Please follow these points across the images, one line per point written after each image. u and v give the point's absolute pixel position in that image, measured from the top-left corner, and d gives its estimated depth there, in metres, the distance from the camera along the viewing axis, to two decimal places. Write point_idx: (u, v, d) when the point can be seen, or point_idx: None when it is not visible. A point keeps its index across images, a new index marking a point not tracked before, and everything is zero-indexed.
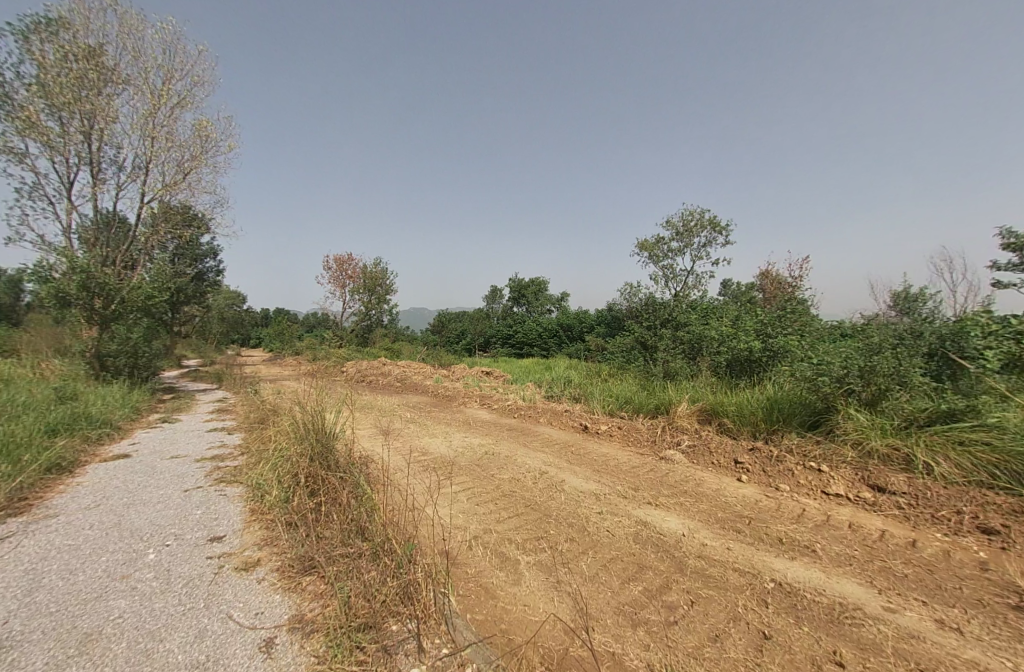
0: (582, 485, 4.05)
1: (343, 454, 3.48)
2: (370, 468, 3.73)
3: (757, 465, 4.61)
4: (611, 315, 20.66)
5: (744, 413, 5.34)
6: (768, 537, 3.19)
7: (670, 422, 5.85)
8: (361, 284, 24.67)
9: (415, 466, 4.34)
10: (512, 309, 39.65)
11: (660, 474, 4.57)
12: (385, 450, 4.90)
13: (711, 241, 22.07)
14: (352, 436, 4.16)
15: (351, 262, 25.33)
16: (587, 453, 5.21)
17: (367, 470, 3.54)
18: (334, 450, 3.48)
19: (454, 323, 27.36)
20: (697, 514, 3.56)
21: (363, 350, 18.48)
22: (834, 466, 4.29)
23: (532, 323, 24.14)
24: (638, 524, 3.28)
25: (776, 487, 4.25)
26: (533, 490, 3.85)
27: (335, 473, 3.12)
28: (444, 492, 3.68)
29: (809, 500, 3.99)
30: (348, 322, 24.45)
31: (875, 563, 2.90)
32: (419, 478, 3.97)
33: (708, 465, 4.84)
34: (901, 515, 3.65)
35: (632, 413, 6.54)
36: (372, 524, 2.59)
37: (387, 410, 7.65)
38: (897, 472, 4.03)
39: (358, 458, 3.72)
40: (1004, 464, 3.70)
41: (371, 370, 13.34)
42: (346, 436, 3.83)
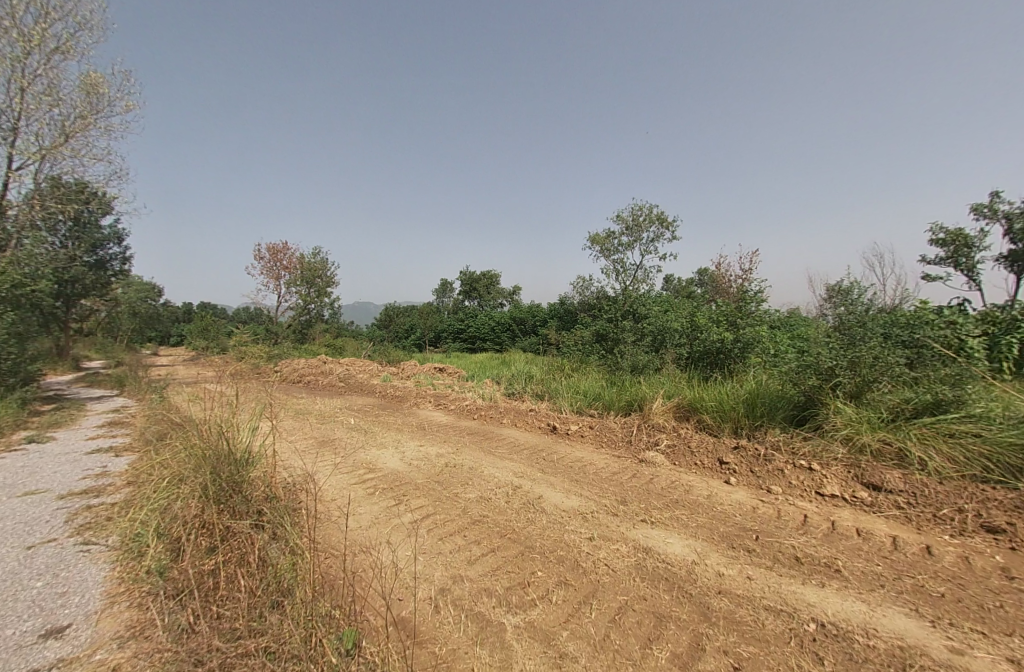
0: (564, 502, 3.43)
1: (260, 488, 2.63)
2: (298, 500, 2.89)
3: (743, 465, 4.26)
4: (565, 309, 20.43)
5: (724, 409, 4.98)
6: (784, 557, 2.76)
7: (645, 420, 5.40)
8: (298, 276, 22.71)
9: (359, 489, 3.53)
10: (463, 303, 38.57)
11: (645, 479, 4.08)
12: (321, 469, 4.01)
13: (659, 237, 22.47)
14: (276, 457, 3.27)
15: (286, 252, 23.28)
16: (561, 459, 4.61)
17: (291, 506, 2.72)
18: (243, 483, 2.61)
19: (402, 317, 26.01)
20: (700, 532, 3.07)
21: (301, 348, 16.86)
22: (825, 464, 4.01)
23: (484, 317, 23.42)
24: (639, 552, 2.73)
25: (768, 489, 3.89)
26: (507, 513, 3.19)
27: (246, 521, 2.27)
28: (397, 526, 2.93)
29: (806, 503, 3.66)
30: (284, 317, 22.44)
31: (906, 584, 2.55)
32: (364, 508, 3.17)
33: (691, 467, 4.41)
34: (903, 516, 3.40)
35: (602, 411, 6.05)
36: (296, 606, 1.82)
37: (325, 417, 6.64)
38: (890, 469, 3.80)
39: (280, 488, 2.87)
40: (996, 457, 3.57)
41: (309, 370, 12.02)
42: (265, 459, 2.96)
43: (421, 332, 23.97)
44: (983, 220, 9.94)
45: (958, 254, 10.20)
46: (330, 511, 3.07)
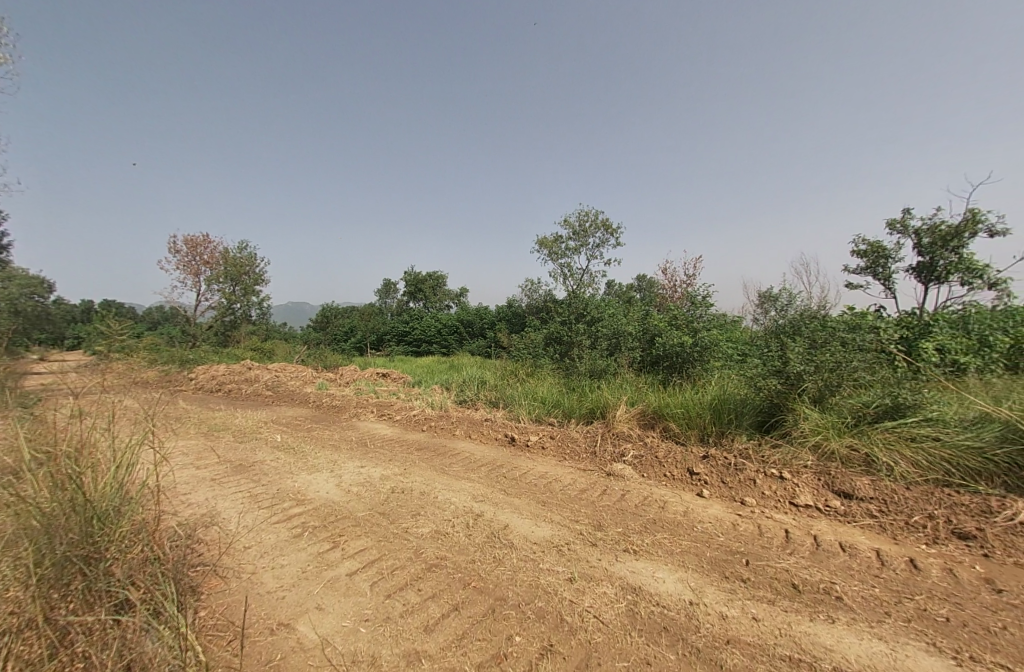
0: (533, 532, 2.96)
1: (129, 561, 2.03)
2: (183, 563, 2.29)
3: (713, 475, 4.02)
4: (514, 312, 20.16)
5: (691, 416, 4.77)
6: (781, 586, 2.50)
7: (609, 429, 5.08)
8: (221, 272, 20.66)
9: (281, 533, 2.84)
10: (407, 304, 37.16)
11: (616, 496, 3.72)
12: (233, 508, 3.24)
13: (605, 242, 22.85)
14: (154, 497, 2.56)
15: (206, 246, 21.00)
16: (523, 476, 4.14)
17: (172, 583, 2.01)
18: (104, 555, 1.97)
19: (341, 318, 24.40)
20: (688, 560, 2.73)
21: (222, 352, 15.09)
22: (796, 472, 3.87)
23: (430, 319, 22.52)
24: (629, 593, 2.34)
25: (742, 502, 3.67)
26: (470, 553, 2.66)
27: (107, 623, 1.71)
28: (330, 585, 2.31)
29: (783, 516, 3.47)
30: (205, 318, 20.19)
31: (908, 610, 2.37)
32: (288, 560, 2.51)
33: (661, 478, 4.11)
34: (878, 525, 3.30)
35: (562, 419, 5.67)
36: None
37: (245, 434, 5.68)
38: (859, 475, 3.73)
39: (157, 554, 2.14)
40: (956, 461, 3.61)
41: (230, 377, 10.64)
42: (138, 508, 2.29)
43: (362, 334, 22.57)
44: (896, 235, 10.89)
45: (876, 265, 11.09)
46: (238, 573, 2.37)
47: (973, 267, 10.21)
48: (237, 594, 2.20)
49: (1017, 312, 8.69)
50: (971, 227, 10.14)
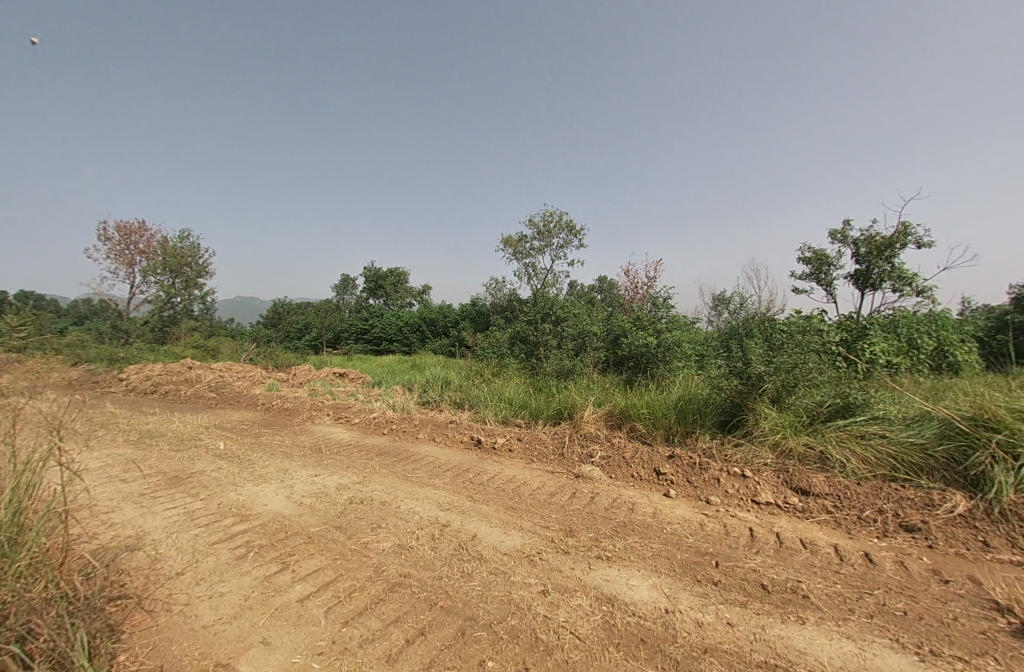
0: (503, 542, 2.83)
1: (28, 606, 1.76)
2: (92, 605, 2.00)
3: (679, 475, 4.04)
4: (477, 310, 19.93)
5: (656, 417, 4.80)
6: (752, 587, 2.51)
7: (577, 430, 5.02)
8: (159, 262, 19.07)
9: (221, 560, 2.55)
10: (366, 301, 35.95)
11: (585, 500, 3.65)
12: (166, 530, 2.90)
13: (568, 243, 23.07)
14: (57, 524, 2.22)
15: (141, 234, 19.33)
16: (490, 481, 3.99)
17: (82, 635, 1.76)
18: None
19: (294, 315, 23.22)
20: (661, 564, 2.69)
21: (159, 350, 13.90)
22: (757, 470, 3.96)
23: (391, 316, 21.87)
24: (604, 604, 2.25)
25: (708, 501, 3.70)
26: (436, 570, 2.50)
27: None
28: (279, 617, 2.08)
29: (747, 514, 3.52)
30: (140, 313, 18.58)
31: (869, 605, 2.43)
32: (230, 591, 2.26)
33: (628, 479, 4.09)
34: (833, 521, 3.42)
35: (529, 420, 5.57)
36: None
37: (184, 441, 5.18)
38: (814, 472, 3.85)
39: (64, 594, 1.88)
40: (900, 456, 3.82)
41: (168, 377, 9.79)
42: (39, 539, 1.99)
43: (318, 332, 21.57)
44: (837, 244, 11.63)
45: (819, 271, 11.80)
46: (171, 608, 2.13)
47: (903, 276, 11.07)
48: (170, 635, 1.96)
49: (940, 317, 9.50)
50: (902, 238, 10.98)
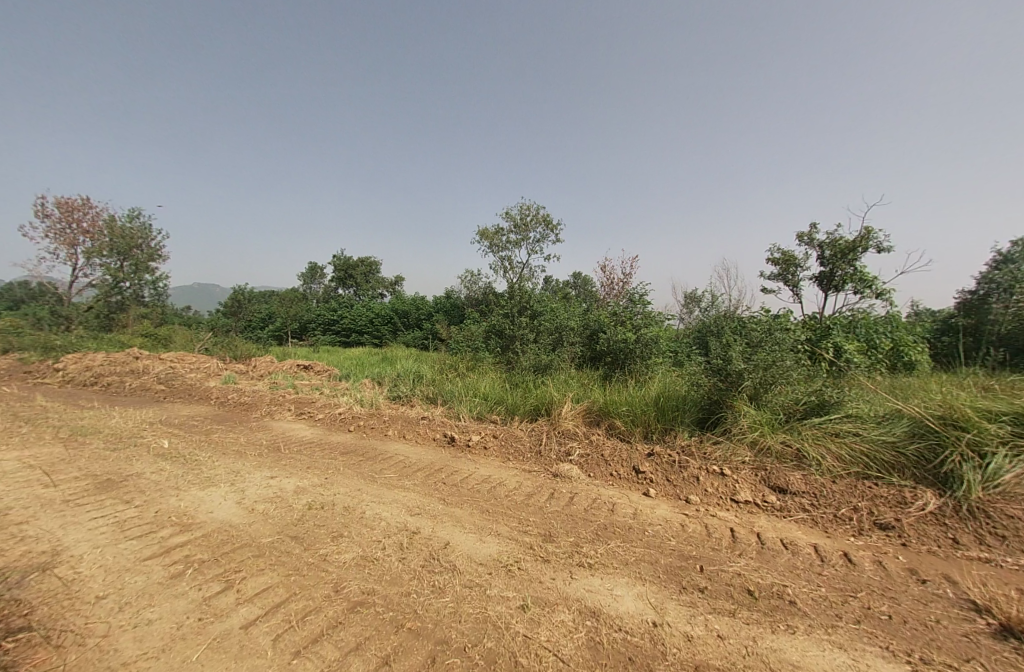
0: (478, 550, 2.62)
1: None
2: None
3: (659, 473, 3.94)
4: (452, 303, 19.55)
5: (636, 414, 4.69)
6: (739, 594, 2.40)
7: (553, 427, 4.86)
8: (106, 243, 17.66)
9: (152, 582, 2.25)
10: (335, 291, 34.75)
11: (564, 501, 3.49)
12: (88, 547, 2.55)
13: (544, 238, 22.95)
14: None
15: (85, 211, 17.81)
16: (463, 481, 3.76)
17: None
18: None
19: (257, 304, 22.09)
20: (644, 570, 2.55)
21: (103, 338, 12.84)
22: (736, 468, 3.90)
23: (361, 307, 21.15)
24: (588, 617, 2.09)
25: (687, 500, 3.61)
26: (404, 585, 2.27)
27: None
28: (218, 651, 1.82)
29: (727, 513, 3.45)
30: (84, 298, 17.21)
31: (855, 609, 2.37)
32: (161, 618, 1.98)
33: (607, 478, 3.96)
34: (811, 519, 3.39)
35: (504, 417, 5.37)
36: None
37: (123, 439, 4.70)
38: (792, 470, 3.83)
39: None
40: (873, 454, 3.84)
41: (111, 368, 9.00)
42: None
43: (283, 322, 20.56)
44: (804, 246, 11.97)
45: (787, 272, 12.12)
46: (85, 642, 1.82)
47: (864, 278, 11.52)
48: None
49: (897, 318, 9.92)
50: (864, 242, 11.41)
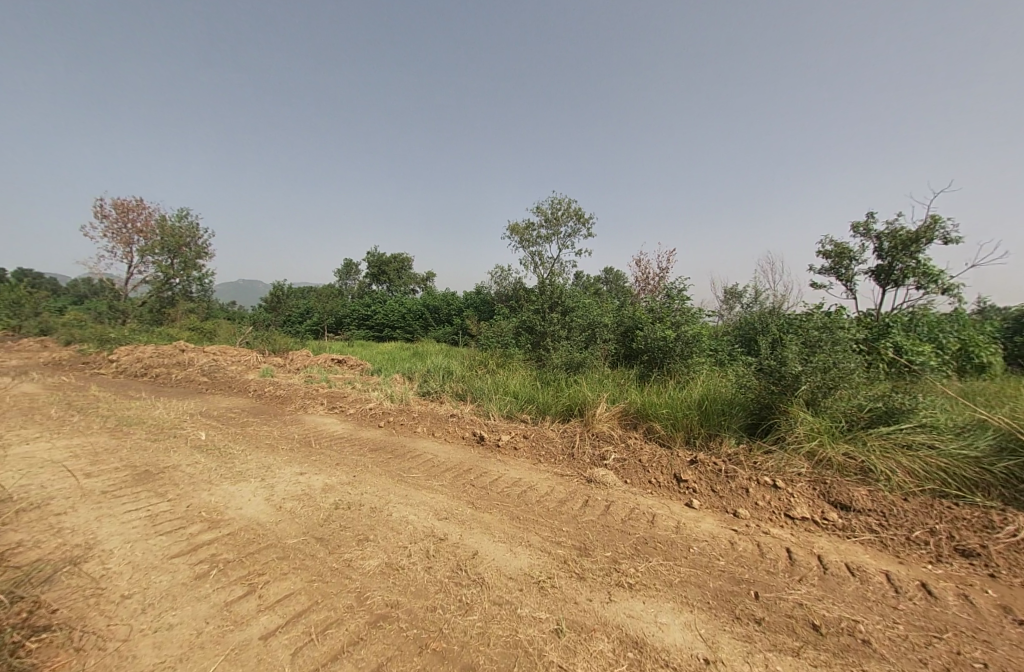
0: (508, 562, 2.45)
1: None
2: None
3: (703, 483, 3.65)
4: (482, 299, 19.51)
5: (677, 418, 4.39)
6: (801, 628, 2.12)
7: (587, 429, 4.63)
8: (158, 242, 18.64)
9: (176, 582, 2.22)
10: (369, 286, 35.50)
11: (599, 509, 3.26)
12: (119, 543, 2.56)
13: (576, 232, 22.50)
14: None
15: (139, 211, 18.85)
16: (493, 484, 3.61)
17: None
18: None
19: (295, 299, 22.81)
20: (691, 594, 2.31)
21: (154, 331, 13.55)
22: (790, 481, 3.55)
23: (393, 302, 21.43)
24: (628, 649, 1.88)
25: (735, 514, 3.31)
26: (429, 598, 2.13)
27: None
28: (236, 665, 1.75)
29: (781, 531, 3.13)
30: (138, 294, 18.27)
31: (942, 654, 2.04)
32: (180, 625, 1.94)
33: (646, 486, 3.70)
34: (879, 541, 3.02)
35: (535, 416, 5.18)
36: None
37: (165, 430, 4.83)
38: (856, 485, 3.44)
39: None
40: (952, 470, 3.40)
41: (160, 359, 9.43)
42: None
43: (319, 317, 21.11)
44: (860, 237, 11.13)
45: (840, 266, 11.31)
46: (105, 647, 1.81)
47: (929, 272, 10.57)
48: None
49: (968, 316, 9.03)
50: (929, 232, 10.46)
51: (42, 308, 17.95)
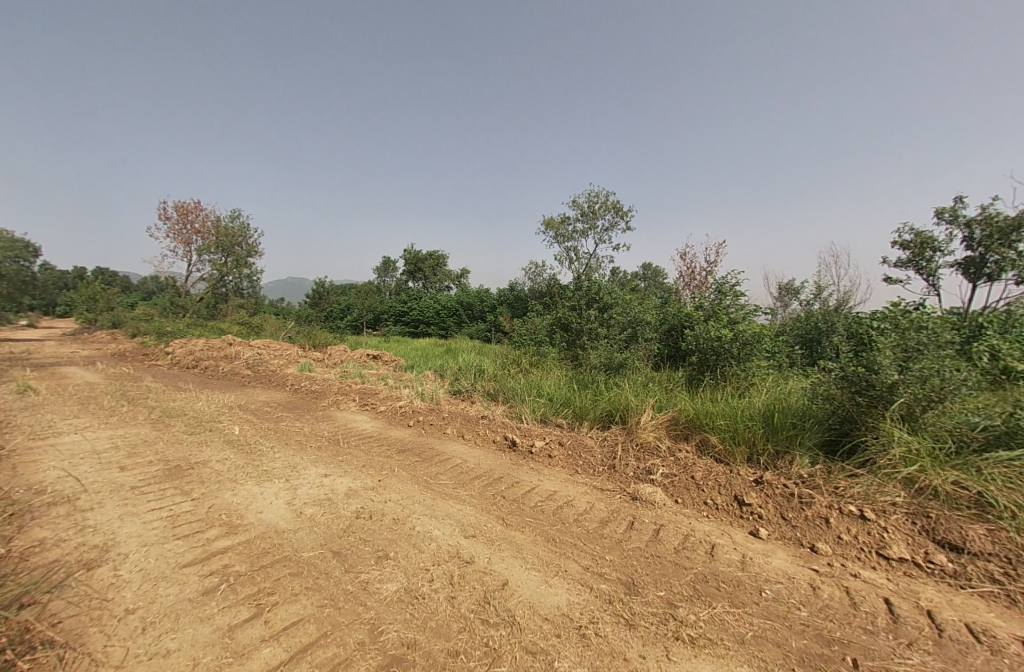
0: (544, 598, 2.11)
1: None
2: None
3: (770, 509, 3.14)
4: (517, 296, 19.22)
5: (738, 430, 3.86)
6: None
7: (632, 438, 4.20)
8: (212, 241, 19.66)
9: (181, 598, 2.03)
10: (408, 283, 36.14)
11: (649, 534, 2.85)
12: (132, 547, 2.43)
13: (614, 227, 21.67)
14: None
15: (197, 212, 19.92)
16: (527, 497, 3.26)
17: None
18: None
19: (337, 295, 23.44)
20: (770, 657, 1.88)
21: (207, 325, 14.22)
22: (881, 512, 2.98)
23: (430, 298, 21.54)
24: None
25: (814, 550, 2.80)
26: (452, 639, 1.83)
27: None
28: None
29: (874, 575, 2.60)
30: (195, 291, 19.35)
31: None
32: (176, 653, 1.74)
33: (702, 508, 3.24)
34: (1006, 596, 2.42)
35: (573, 421, 4.79)
36: None
37: (201, 424, 4.83)
38: (969, 522, 2.83)
39: None
40: None
41: (207, 352, 9.76)
42: None
43: (359, 313, 21.55)
44: (945, 224, 9.91)
45: (919, 257, 10.11)
46: None
47: None
48: None
49: None
50: None
51: (114, 303, 19.39)
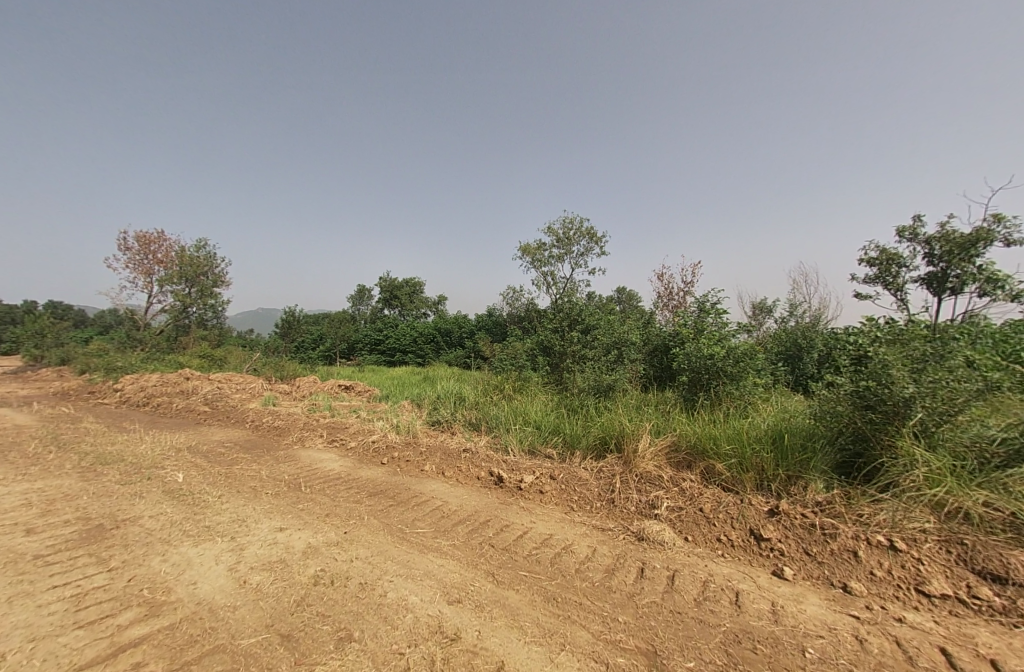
0: None
1: None
2: None
3: (791, 543, 2.80)
4: (495, 321, 18.95)
5: (745, 456, 3.55)
6: None
7: (630, 469, 3.82)
8: (175, 271, 18.75)
9: None
10: (383, 312, 35.52)
11: (663, 584, 2.44)
12: (10, 647, 1.85)
13: (588, 252, 21.88)
14: None
15: (160, 243, 19.07)
16: (519, 544, 2.82)
17: None
18: None
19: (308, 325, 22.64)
20: None
21: (165, 358, 13.28)
22: (913, 541, 2.68)
23: (405, 326, 21.02)
24: None
25: (849, 591, 2.45)
26: None
27: None
28: None
29: (922, 619, 2.26)
30: (155, 323, 18.28)
31: None
32: None
33: (716, 547, 2.86)
34: None
35: (563, 451, 4.39)
36: None
37: (139, 470, 4.19)
38: (1008, 548, 2.56)
39: None
40: None
41: (162, 388, 8.97)
42: None
43: (332, 343, 20.72)
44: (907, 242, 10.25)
45: (886, 273, 10.36)
46: None
47: (993, 277, 9.50)
48: None
49: None
50: (987, 234, 9.47)
51: (64, 338, 18.08)
